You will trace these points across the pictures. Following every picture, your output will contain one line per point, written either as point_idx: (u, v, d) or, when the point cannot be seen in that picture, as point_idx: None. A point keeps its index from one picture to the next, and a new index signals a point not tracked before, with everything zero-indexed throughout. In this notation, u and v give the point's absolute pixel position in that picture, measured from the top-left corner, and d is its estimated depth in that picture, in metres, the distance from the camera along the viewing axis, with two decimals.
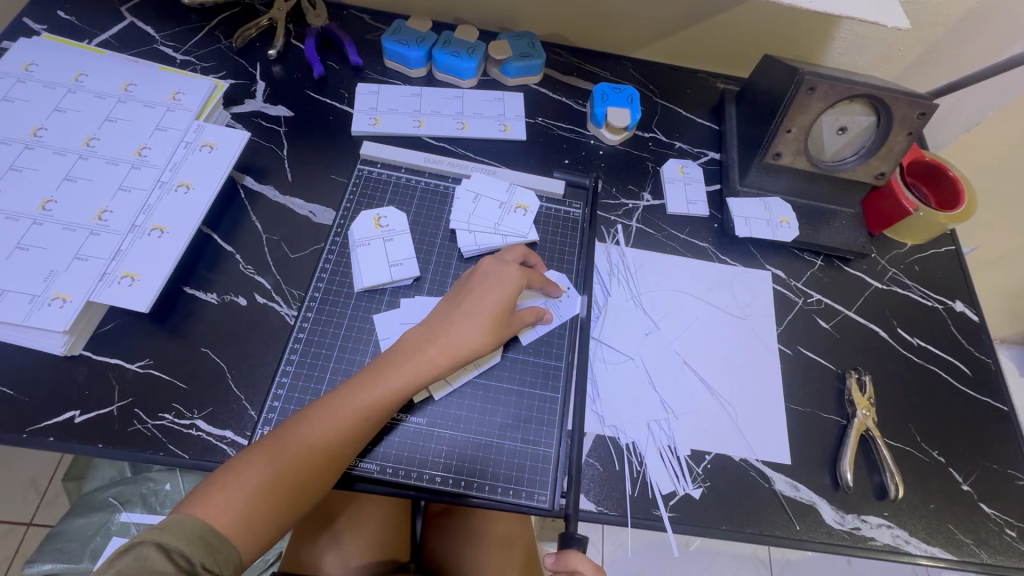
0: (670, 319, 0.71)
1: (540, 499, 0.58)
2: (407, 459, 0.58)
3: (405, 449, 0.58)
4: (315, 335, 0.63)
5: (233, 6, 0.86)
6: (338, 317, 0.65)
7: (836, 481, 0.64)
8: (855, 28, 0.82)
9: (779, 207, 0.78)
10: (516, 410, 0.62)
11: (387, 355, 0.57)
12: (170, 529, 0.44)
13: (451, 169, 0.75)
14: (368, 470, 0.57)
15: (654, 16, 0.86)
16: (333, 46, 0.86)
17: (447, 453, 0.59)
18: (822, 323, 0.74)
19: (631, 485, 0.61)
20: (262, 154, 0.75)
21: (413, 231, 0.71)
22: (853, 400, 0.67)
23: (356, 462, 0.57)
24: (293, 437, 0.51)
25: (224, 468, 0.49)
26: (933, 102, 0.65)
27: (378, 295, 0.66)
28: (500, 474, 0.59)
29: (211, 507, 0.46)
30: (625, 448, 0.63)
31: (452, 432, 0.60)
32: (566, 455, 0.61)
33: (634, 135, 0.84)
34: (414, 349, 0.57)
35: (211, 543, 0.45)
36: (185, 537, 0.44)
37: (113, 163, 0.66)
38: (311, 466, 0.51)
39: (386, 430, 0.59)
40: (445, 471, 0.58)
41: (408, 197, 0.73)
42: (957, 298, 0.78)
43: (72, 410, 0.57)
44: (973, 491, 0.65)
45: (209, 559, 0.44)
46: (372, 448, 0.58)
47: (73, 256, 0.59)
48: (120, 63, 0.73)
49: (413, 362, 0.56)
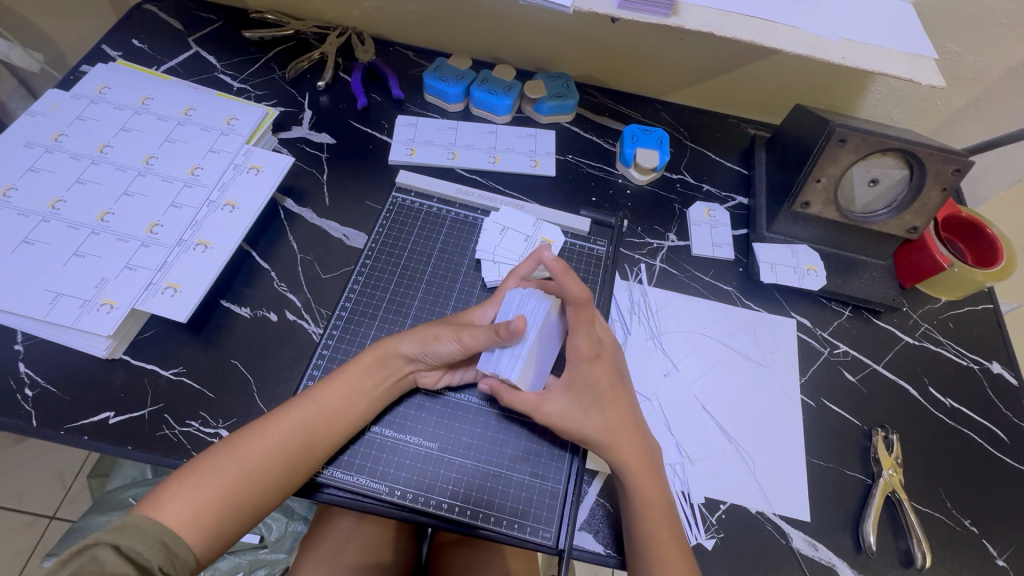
0: (690, 361, 0.71)
1: (544, 536, 0.58)
2: (416, 483, 0.59)
3: (416, 474, 0.59)
4: (338, 353, 0.65)
5: (288, 39, 0.93)
6: (361, 337, 0.66)
7: (858, 543, 0.61)
8: (889, 81, 0.83)
9: (806, 254, 0.77)
10: (526, 442, 0.62)
11: (259, 420, 0.55)
12: (128, 532, 0.45)
13: (481, 201, 0.78)
14: (377, 491, 0.58)
15: (686, 62, 0.88)
16: (377, 79, 0.91)
17: (457, 480, 0.59)
18: (848, 375, 0.72)
19: None
20: (304, 178, 0.79)
21: (441, 259, 0.73)
22: (878, 459, 0.65)
23: (367, 483, 0.58)
24: (199, 483, 0.50)
25: (194, 471, 0.50)
26: (969, 158, 0.65)
27: (403, 318, 0.68)
28: (508, 507, 0.59)
29: (226, 466, 0.51)
30: None
31: (460, 459, 0.60)
32: (573, 495, 0.60)
33: (662, 176, 0.86)
34: (298, 403, 0.56)
35: (170, 550, 0.46)
36: (145, 543, 0.45)
37: (168, 181, 0.70)
38: (222, 513, 0.50)
39: (393, 453, 0.60)
40: (453, 499, 0.58)
41: (437, 227, 0.76)
42: (994, 359, 0.75)
43: (107, 412, 0.60)
44: (1008, 567, 0.61)
45: (168, 564, 0.46)
46: (384, 469, 0.59)
47: (123, 265, 0.64)
48: (183, 89, 0.79)
49: (297, 419, 0.55)
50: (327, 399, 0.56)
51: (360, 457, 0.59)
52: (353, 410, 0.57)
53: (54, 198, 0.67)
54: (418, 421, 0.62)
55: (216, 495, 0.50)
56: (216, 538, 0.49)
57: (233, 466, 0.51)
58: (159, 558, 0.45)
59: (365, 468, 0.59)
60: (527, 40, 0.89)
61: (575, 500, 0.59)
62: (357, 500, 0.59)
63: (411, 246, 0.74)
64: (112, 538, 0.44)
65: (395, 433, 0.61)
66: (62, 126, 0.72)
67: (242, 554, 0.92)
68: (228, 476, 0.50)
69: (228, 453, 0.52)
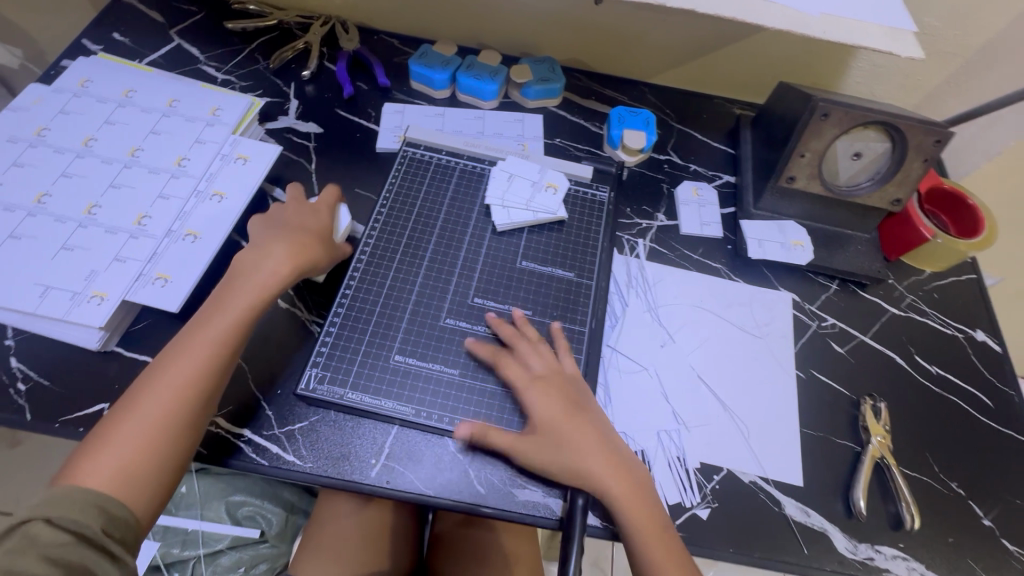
0: (685, 332, 0.71)
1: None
2: (439, 404, 0.61)
3: (440, 397, 0.61)
4: (358, 300, 0.66)
5: (272, 30, 0.92)
6: (380, 280, 0.67)
7: (849, 508, 0.62)
8: (871, 57, 0.84)
9: (793, 230, 0.78)
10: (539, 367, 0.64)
11: (142, 377, 0.54)
12: (66, 504, 0.47)
13: (488, 152, 0.79)
14: (406, 414, 0.60)
15: (672, 43, 0.88)
16: (363, 68, 0.91)
17: (480, 402, 0.61)
18: (836, 346, 0.73)
19: None
20: (292, 167, 0.79)
21: (452, 209, 0.74)
22: (867, 426, 0.66)
23: (394, 406, 0.60)
24: (110, 446, 0.50)
25: (101, 438, 0.51)
26: (949, 129, 0.66)
27: (419, 262, 0.69)
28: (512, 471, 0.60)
29: (129, 422, 0.51)
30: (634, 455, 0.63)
31: (483, 383, 0.62)
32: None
33: (649, 157, 0.86)
34: (190, 332, 0.57)
35: (107, 513, 0.48)
36: (90, 512, 0.47)
37: (155, 173, 0.70)
38: (143, 470, 0.50)
39: (415, 378, 0.62)
40: (476, 418, 0.60)
41: (447, 178, 0.77)
42: (977, 327, 0.76)
43: (102, 403, 0.60)
44: (994, 527, 0.63)
45: (111, 525, 0.48)
46: (409, 393, 0.61)
47: (112, 257, 0.63)
48: (166, 81, 0.79)
49: (197, 346, 0.55)
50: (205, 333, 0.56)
51: (387, 384, 0.61)
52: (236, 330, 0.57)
53: (39, 192, 0.66)
54: (439, 348, 0.64)
55: (134, 455, 0.50)
56: (150, 499, 0.51)
57: (133, 424, 0.51)
58: (110, 522, 0.48)
59: (357, 440, 0.60)
60: (512, 25, 0.89)
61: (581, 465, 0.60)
62: (347, 476, 0.58)
63: (420, 205, 0.74)
64: (48, 511, 0.46)
65: (418, 360, 0.63)
66: (44, 120, 0.72)
67: (243, 550, 0.93)
68: (138, 437, 0.51)
69: (123, 414, 0.52)
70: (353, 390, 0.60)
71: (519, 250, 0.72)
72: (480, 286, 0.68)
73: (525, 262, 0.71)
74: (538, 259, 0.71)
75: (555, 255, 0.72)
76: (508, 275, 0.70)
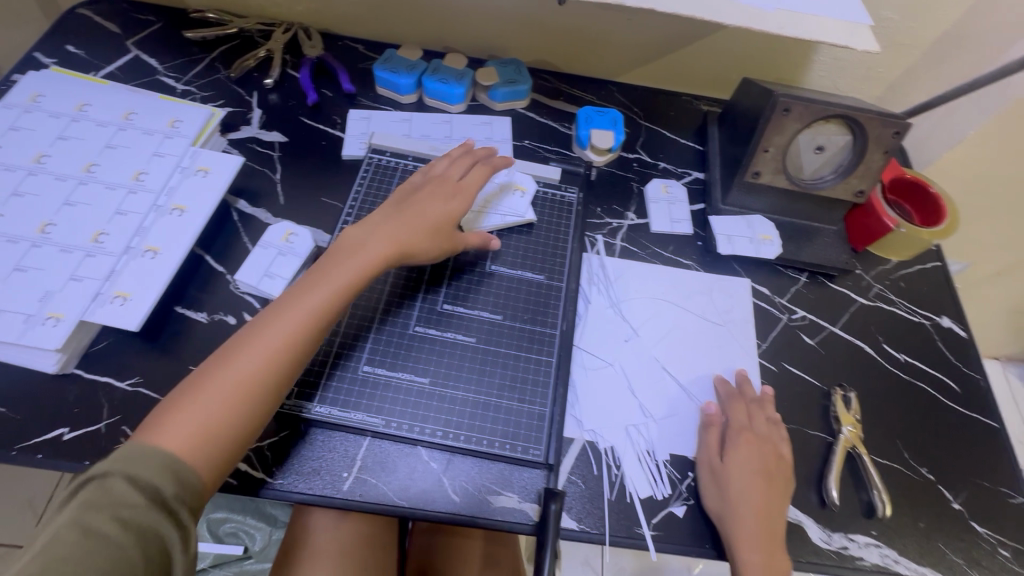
0: (651, 326, 0.72)
1: (535, 454, 0.60)
2: (409, 414, 0.60)
3: (411, 407, 0.60)
4: None
5: (232, 38, 0.90)
6: None
7: (822, 498, 0.63)
8: (832, 51, 0.85)
9: (761, 224, 0.79)
10: (511, 372, 0.64)
11: (225, 349, 0.53)
12: (132, 461, 0.45)
13: None
14: (375, 426, 0.59)
15: (637, 42, 0.88)
16: (327, 74, 0.89)
17: (451, 409, 0.61)
18: (806, 339, 0.74)
19: (608, 488, 0.61)
20: (256, 178, 0.78)
21: None
22: (838, 417, 0.67)
23: (363, 418, 0.59)
24: (183, 415, 0.49)
25: (179, 402, 0.50)
26: (907, 120, 0.67)
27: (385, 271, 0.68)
28: (489, 474, 0.59)
29: (209, 392, 0.50)
30: (602, 452, 0.63)
31: (453, 391, 0.62)
32: (553, 462, 0.60)
33: (618, 156, 0.87)
34: (277, 306, 0.55)
35: (177, 478, 0.46)
36: (150, 476, 0.45)
37: (112, 188, 0.68)
38: (211, 442, 0.49)
39: (382, 388, 0.61)
40: (446, 426, 0.60)
41: None
42: (943, 313, 0.78)
43: (61, 428, 0.58)
44: (964, 510, 0.64)
45: (175, 491, 0.46)
46: (379, 404, 0.60)
47: (68, 277, 0.62)
48: (122, 93, 0.77)
49: (281, 325, 0.54)
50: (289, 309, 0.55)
51: (355, 395, 0.60)
52: (322, 311, 0.56)
53: None
54: (408, 357, 0.63)
55: (206, 426, 0.49)
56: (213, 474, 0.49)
57: (209, 394, 0.50)
58: (168, 491, 0.45)
59: (328, 454, 0.59)
60: (477, 27, 0.89)
61: (556, 467, 0.60)
62: (319, 492, 0.57)
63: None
64: (120, 469, 0.45)
65: (388, 369, 0.62)
66: None
67: (228, 567, 0.94)
68: (213, 408, 0.49)
69: (201, 383, 0.51)
70: (321, 403, 0.60)
71: (488, 254, 0.71)
72: (449, 292, 0.68)
73: (495, 267, 0.71)
74: (507, 263, 0.71)
75: (524, 259, 0.72)
76: (477, 279, 0.69)
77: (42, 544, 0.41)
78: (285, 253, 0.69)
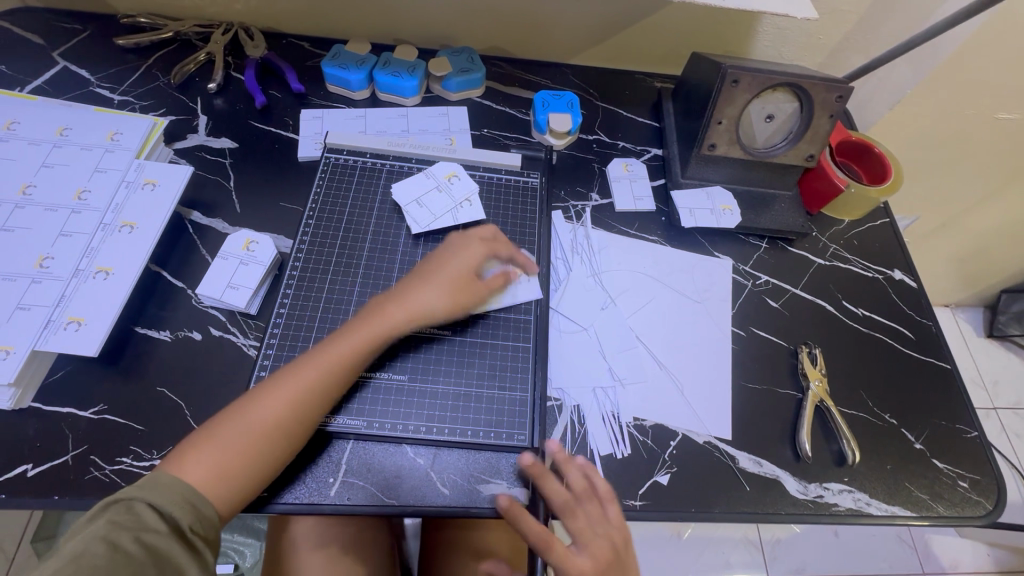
0: (628, 297, 0.74)
1: (520, 438, 0.60)
2: (391, 413, 0.60)
3: (392, 407, 0.60)
4: (294, 316, 0.64)
5: (168, 43, 0.86)
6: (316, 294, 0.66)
7: (797, 452, 0.66)
8: (774, 21, 0.87)
9: (720, 195, 0.81)
10: (491, 360, 0.64)
11: (252, 390, 0.55)
12: (158, 488, 0.47)
13: (413, 151, 0.77)
14: (356, 427, 0.59)
15: (586, 23, 0.89)
16: (274, 74, 0.87)
17: (432, 404, 0.61)
18: (771, 302, 0.76)
19: (571, 442, 0.63)
20: (208, 187, 0.75)
21: (383, 211, 0.73)
22: (806, 373, 0.70)
23: (345, 421, 0.59)
24: (208, 447, 0.50)
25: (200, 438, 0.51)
26: (848, 84, 0.69)
27: (354, 272, 0.68)
28: (477, 463, 0.60)
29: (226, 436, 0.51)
30: (570, 411, 0.65)
31: (432, 386, 0.62)
32: (539, 445, 0.61)
33: (577, 138, 0.87)
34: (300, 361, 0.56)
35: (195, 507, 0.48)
36: (172, 500, 0.47)
37: (52, 210, 0.65)
38: (237, 471, 0.50)
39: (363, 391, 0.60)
40: (428, 422, 0.60)
41: (375, 181, 0.75)
42: (895, 267, 0.82)
43: (24, 464, 0.56)
44: (925, 449, 0.68)
45: (195, 521, 0.48)
46: (359, 406, 0.60)
47: (14, 306, 0.59)
48: (53, 108, 0.72)
49: (306, 376, 0.55)
50: (311, 363, 0.56)
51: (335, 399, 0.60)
52: (347, 367, 0.57)
53: None
54: (387, 356, 0.63)
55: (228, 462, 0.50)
56: (238, 495, 0.50)
57: (228, 435, 0.51)
58: (187, 518, 0.47)
59: (309, 460, 0.58)
60: (425, 17, 0.87)
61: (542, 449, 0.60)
62: (306, 500, 0.56)
63: (350, 210, 0.72)
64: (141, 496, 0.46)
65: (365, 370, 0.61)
66: None
67: None
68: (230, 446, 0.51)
69: (225, 423, 0.52)
70: None
71: None
72: None
73: None
74: None
75: None
76: None
77: (69, 553, 0.43)
78: (247, 262, 0.67)
